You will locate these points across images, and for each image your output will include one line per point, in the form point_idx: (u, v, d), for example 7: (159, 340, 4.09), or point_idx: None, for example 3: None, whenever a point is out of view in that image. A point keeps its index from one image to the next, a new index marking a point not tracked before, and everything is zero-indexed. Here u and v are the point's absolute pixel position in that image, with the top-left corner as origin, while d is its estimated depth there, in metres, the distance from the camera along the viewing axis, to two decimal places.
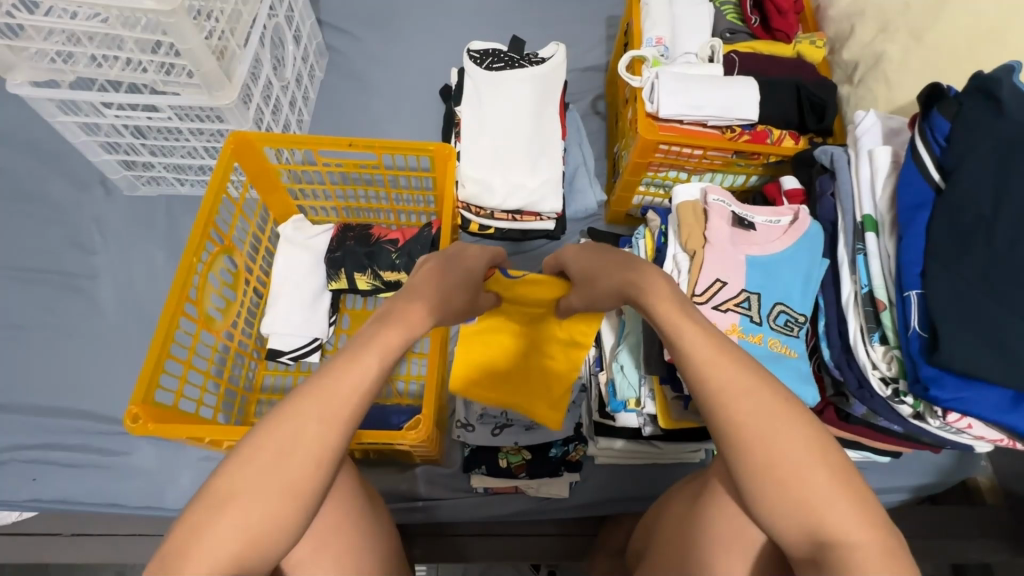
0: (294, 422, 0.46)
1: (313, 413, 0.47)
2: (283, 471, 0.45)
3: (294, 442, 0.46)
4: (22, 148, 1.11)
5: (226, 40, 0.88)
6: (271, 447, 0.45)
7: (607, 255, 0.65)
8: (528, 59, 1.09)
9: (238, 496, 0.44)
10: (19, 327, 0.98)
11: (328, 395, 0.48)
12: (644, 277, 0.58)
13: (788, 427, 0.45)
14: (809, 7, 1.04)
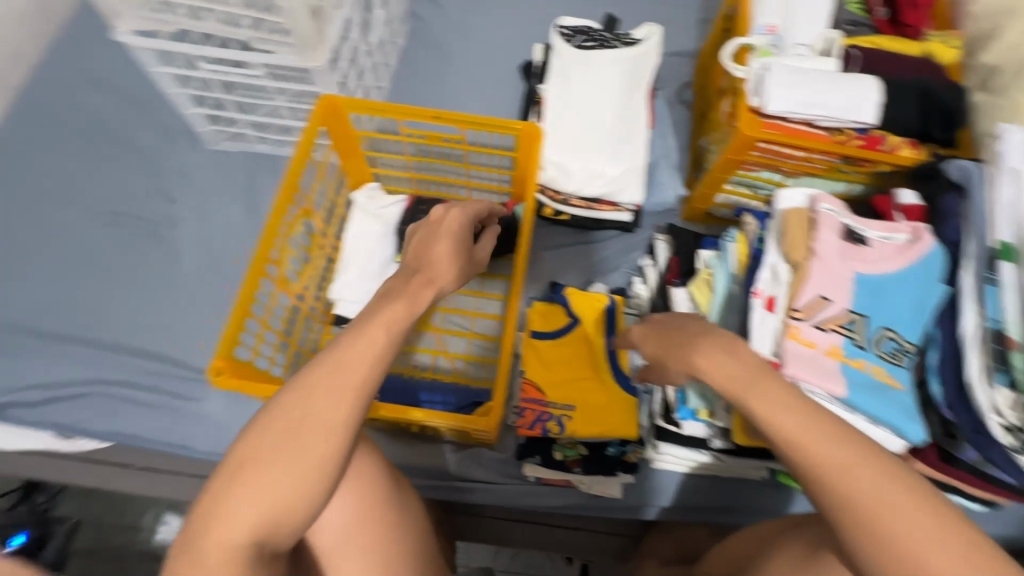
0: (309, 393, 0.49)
1: (326, 386, 0.49)
2: (298, 440, 0.48)
3: (310, 416, 0.48)
4: (117, 94, 1.15)
5: (323, 1, 0.87)
6: (288, 418, 0.48)
7: (671, 330, 0.59)
8: (621, 40, 1.04)
9: (263, 462, 0.47)
10: (105, 267, 1.02)
11: (338, 370, 0.50)
12: (705, 356, 0.53)
13: (865, 473, 0.42)
14: (943, 2, 0.94)
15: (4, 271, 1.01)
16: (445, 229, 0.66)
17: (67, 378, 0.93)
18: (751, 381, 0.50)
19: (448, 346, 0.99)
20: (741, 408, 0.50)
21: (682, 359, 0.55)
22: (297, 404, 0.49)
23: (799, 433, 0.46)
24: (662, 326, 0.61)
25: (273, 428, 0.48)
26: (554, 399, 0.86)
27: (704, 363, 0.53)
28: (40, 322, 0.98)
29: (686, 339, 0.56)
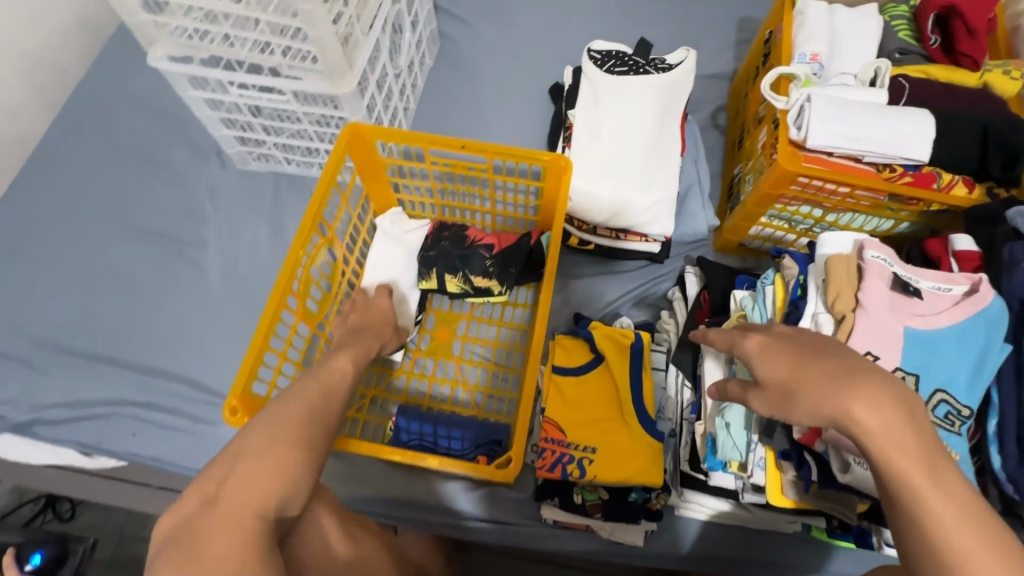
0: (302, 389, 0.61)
1: (314, 385, 0.62)
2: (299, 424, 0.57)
3: (309, 404, 0.59)
4: (153, 113, 1.17)
5: (352, 27, 0.86)
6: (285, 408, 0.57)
7: (821, 359, 0.51)
8: (655, 65, 1.01)
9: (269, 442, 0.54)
10: (134, 285, 1.03)
11: (323, 378, 0.64)
12: (863, 405, 0.47)
13: (989, 551, 0.42)
14: (1003, 28, 0.88)
15: (39, 287, 1.03)
16: (376, 307, 0.83)
17: (93, 396, 0.94)
18: (922, 460, 0.45)
19: (466, 377, 0.96)
20: (885, 463, 0.45)
21: (834, 401, 0.48)
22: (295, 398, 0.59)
23: (943, 512, 0.43)
24: (804, 350, 0.52)
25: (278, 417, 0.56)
26: (576, 440, 0.82)
27: (874, 427, 0.46)
28: (70, 339, 0.99)
29: (847, 378, 0.48)
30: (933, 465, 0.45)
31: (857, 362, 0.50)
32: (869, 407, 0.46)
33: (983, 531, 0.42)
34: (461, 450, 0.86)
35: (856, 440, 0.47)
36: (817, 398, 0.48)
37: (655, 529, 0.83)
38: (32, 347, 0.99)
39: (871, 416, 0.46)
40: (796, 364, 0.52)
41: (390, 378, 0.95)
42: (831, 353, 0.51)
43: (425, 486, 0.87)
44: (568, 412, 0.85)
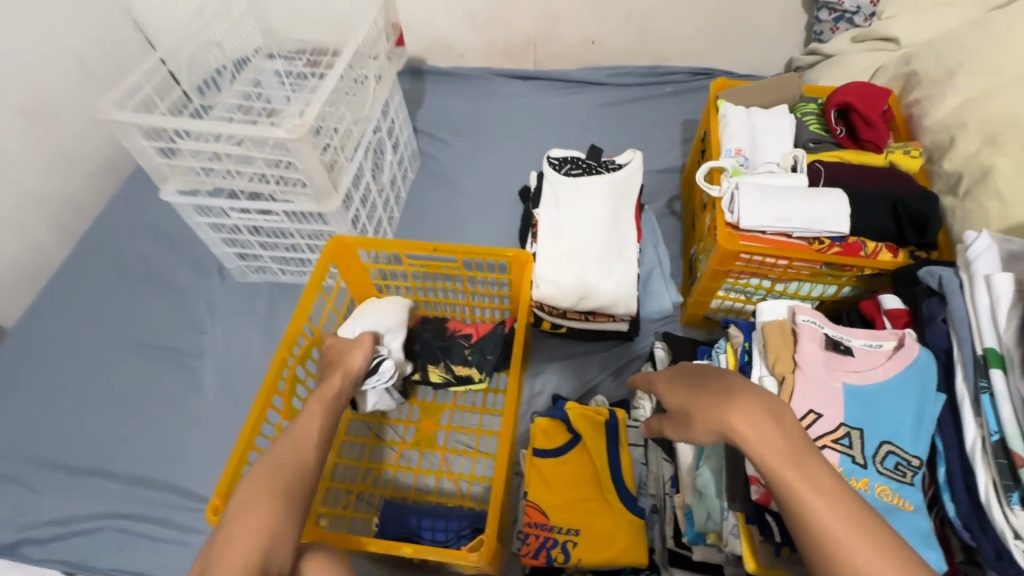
0: (300, 424, 0.64)
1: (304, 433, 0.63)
2: (301, 451, 0.60)
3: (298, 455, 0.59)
4: (164, 239, 1.30)
5: (337, 155, 1.00)
6: (287, 443, 0.61)
7: (710, 384, 0.53)
8: (605, 166, 1.14)
9: (277, 470, 0.57)
10: (131, 398, 1.08)
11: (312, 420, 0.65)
12: (740, 418, 0.46)
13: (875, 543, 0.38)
14: (900, 115, 1.02)
15: (38, 405, 1.08)
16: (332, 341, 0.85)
17: (81, 512, 0.95)
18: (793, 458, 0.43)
19: (450, 467, 0.98)
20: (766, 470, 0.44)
21: (716, 417, 0.48)
22: (294, 432, 0.63)
23: (828, 506, 0.41)
24: (704, 378, 0.55)
25: (280, 454, 0.59)
26: (558, 523, 0.83)
27: (750, 433, 0.45)
28: (65, 454, 1.02)
29: (724, 396, 0.49)
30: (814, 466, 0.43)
31: (736, 382, 0.51)
32: (748, 417, 0.46)
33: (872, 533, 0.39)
34: (445, 541, 0.86)
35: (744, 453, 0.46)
36: (705, 417, 0.49)
37: None
38: (25, 465, 1.01)
39: (754, 426, 0.45)
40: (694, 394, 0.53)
41: (377, 473, 0.97)
42: (719, 377, 0.53)
43: None
44: (549, 494, 0.86)
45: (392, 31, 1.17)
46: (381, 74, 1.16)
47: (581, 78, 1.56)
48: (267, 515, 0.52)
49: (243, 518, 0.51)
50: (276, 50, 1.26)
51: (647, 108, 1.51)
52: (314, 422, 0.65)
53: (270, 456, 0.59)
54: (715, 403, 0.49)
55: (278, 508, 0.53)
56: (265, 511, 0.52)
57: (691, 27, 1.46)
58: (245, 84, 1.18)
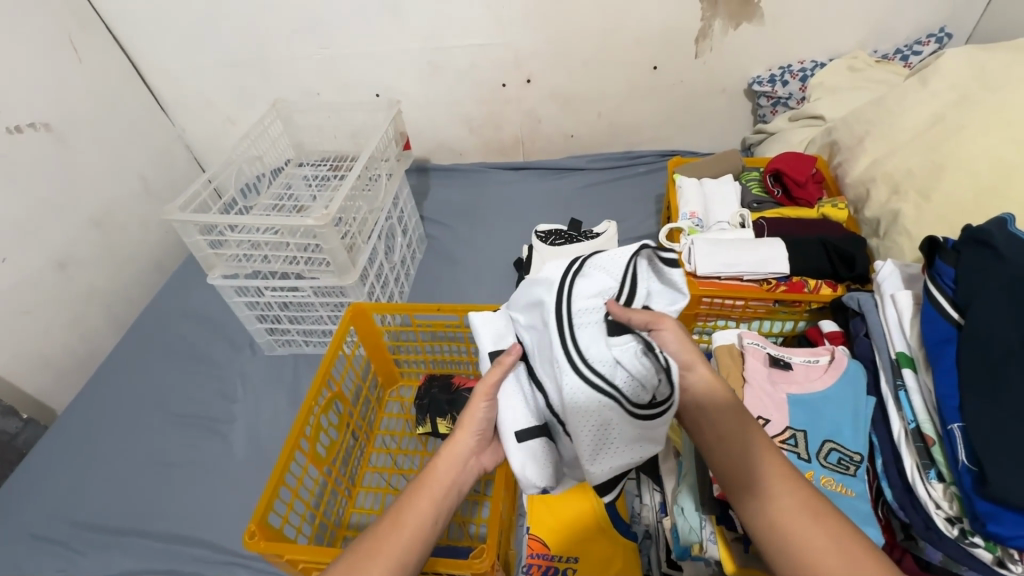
0: (422, 490, 0.62)
1: (426, 503, 0.61)
2: (420, 524, 0.59)
3: (405, 538, 0.58)
4: (204, 322, 1.48)
5: (355, 238, 1.19)
6: (405, 518, 0.59)
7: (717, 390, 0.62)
8: (584, 235, 1.32)
9: (392, 543, 0.57)
10: (170, 463, 1.19)
11: (430, 483, 0.63)
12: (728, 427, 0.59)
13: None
14: (830, 175, 1.20)
15: (86, 474, 1.19)
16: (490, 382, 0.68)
17: (121, 569, 1.04)
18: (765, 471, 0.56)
19: (461, 511, 1.03)
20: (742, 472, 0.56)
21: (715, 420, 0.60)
22: (418, 502, 0.61)
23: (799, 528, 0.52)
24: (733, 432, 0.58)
25: (400, 525, 0.59)
26: (559, 552, 0.89)
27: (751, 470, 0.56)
28: (109, 517, 1.12)
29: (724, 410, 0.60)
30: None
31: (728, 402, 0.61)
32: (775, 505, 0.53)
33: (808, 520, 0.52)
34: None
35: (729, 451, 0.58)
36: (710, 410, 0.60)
37: None
38: (72, 529, 1.11)
39: (781, 517, 0.52)
40: (735, 466, 0.56)
41: None
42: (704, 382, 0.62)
43: None
44: (553, 530, 0.90)
45: (400, 138, 1.42)
46: (392, 172, 1.40)
47: (564, 165, 1.80)
48: None
49: None
50: (304, 159, 1.53)
51: (622, 186, 1.73)
52: (434, 494, 0.62)
53: (382, 528, 0.59)
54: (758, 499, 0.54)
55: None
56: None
57: (653, 119, 1.72)
58: (278, 188, 1.42)
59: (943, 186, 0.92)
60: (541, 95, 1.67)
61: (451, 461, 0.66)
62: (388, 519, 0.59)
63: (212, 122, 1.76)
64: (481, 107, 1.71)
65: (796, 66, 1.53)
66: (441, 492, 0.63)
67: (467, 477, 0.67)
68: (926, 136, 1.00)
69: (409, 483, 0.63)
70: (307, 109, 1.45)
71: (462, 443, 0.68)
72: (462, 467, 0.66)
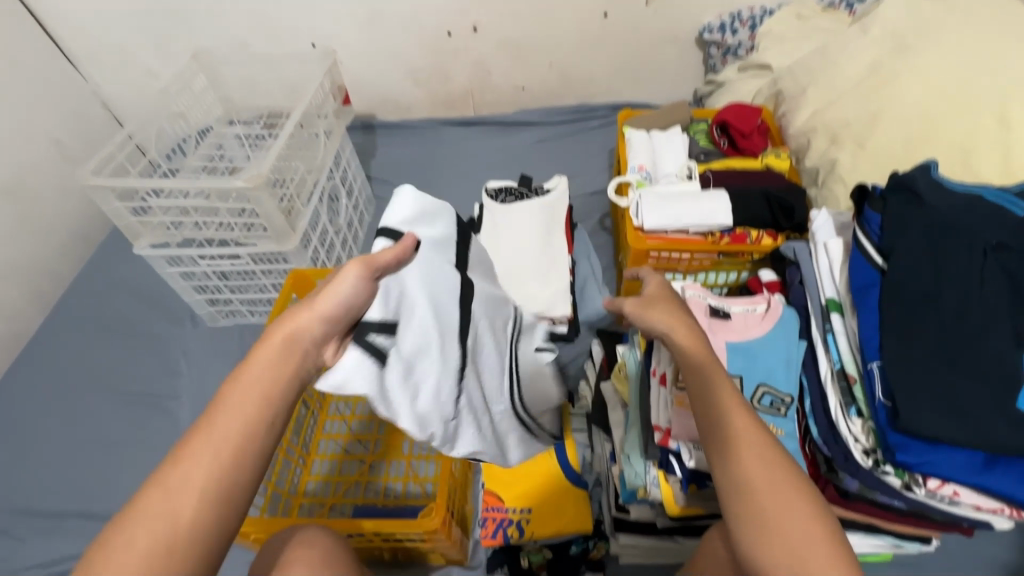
0: (234, 406, 0.48)
1: (249, 407, 0.48)
2: (233, 450, 0.47)
3: (221, 452, 0.46)
4: (138, 296, 1.39)
5: (293, 201, 1.13)
6: (215, 440, 0.46)
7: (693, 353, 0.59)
8: (535, 192, 1.30)
9: (200, 481, 0.45)
10: (112, 443, 1.15)
11: (251, 385, 0.49)
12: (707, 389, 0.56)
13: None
14: (774, 126, 1.20)
15: (20, 460, 1.13)
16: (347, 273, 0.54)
17: (67, 553, 1.01)
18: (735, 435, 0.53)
19: (414, 471, 1.06)
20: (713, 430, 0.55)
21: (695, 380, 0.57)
22: (225, 424, 0.47)
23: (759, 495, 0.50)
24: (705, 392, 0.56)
25: (207, 457, 0.46)
26: (513, 504, 0.90)
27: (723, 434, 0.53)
28: (51, 502, 1.08)
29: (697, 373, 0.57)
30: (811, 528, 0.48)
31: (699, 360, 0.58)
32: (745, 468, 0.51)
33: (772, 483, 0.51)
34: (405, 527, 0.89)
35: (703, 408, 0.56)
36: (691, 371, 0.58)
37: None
38: (10, 518, 1.06)
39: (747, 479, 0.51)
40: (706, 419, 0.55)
41: (347, 485, 1.05)
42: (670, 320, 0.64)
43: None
44: (506, 483, 0.92)
45: (339, 92, 1.34)
46: (331, 130, 1.32)
47: (516, 119, 1.75)
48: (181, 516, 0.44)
49: (135, 541, 0.43)
50: (236, 117, 1.42)
51: (575, 140, 1.70)
52: (257, 395, 0.49)
53: (192, 444, 0.46)
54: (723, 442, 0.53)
55: (199, 513, 0.44)
56: (177, 528, 0.43)
57: (604, 69, 1.68)
58: (208, 148, 1.33)
59: (877, 134, 0.94)
60: (490, 45, 1.60)
61: (274, 362, 0.51)
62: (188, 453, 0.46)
63: (130, 75, 1.60)
64: (426, 57, 1.62)
65: (745, 13, 1.50)
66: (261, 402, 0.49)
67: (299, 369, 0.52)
68: (864, 85, 1.01)
69: (215, 396, 0.49)
70: (233, 60, 1.33)
71: (298, 331, 0.52)
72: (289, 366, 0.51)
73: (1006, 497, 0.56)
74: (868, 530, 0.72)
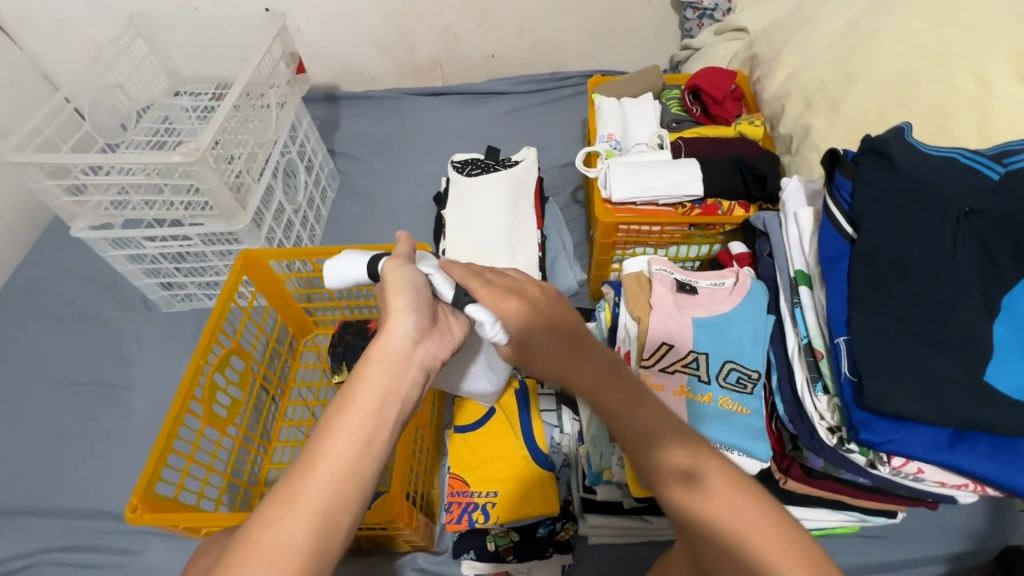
0: (342, 425, 0.46)
1: (360, 421, 0.47)
2: (350, 465, 0.46)
3: (336, 469, 0.45)
4: (87, 280, 1.32)
5: (243, 177, 1.06)
6: (324, 453, 0.46)
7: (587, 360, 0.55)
8: (503, 164, 1.25)
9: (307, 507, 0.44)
10: (62, 436, 1.10)
11: (353, 396, 0.48)
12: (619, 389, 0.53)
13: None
14: (749, 91, 1.15)
15: None
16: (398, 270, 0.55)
17: (16, 552, 0.96)
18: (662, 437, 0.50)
19: None
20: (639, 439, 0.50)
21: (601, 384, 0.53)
22: (334, 441, 0.46)
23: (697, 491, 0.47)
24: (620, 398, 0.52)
25: (313, 474, 0.45)
26: (478, 488, 0.87)
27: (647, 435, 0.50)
28: None
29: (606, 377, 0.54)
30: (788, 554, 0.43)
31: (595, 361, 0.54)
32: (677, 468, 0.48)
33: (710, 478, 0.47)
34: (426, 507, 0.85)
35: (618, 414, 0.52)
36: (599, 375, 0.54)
37: (572, 563, 0.88)
38: None
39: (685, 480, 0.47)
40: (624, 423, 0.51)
41: None
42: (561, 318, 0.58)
43: (382, 565, 0.90)
44: (471, 467, 0.89)
45: (292, 59, 1.25)
46: (285, 100, 1.24)
47: (486, 89, 1.67)
48: (297, 537, 0.43)
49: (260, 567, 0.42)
50: (182, 88, 1.32)
51: (547, 109, 1.63)
52: (363, 405, 0.47)
53: (303, 460, 0.46)
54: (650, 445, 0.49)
55: (317, 532, 0.44)
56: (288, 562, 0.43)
57: (577, 34, 1.60)
58: (153, 122, 1.25)
59: (852, 97, 0.89)
60: (455, 8, 1.50)
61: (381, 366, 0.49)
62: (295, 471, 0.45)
63: (68, 42, 1.49)
64: (388, 23, 1.53)
65: None
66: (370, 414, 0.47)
67: (407, 376, 0.50)
68: (840, 44, 0.96)
69: (328, 409, 0.48)
70: (173, 25, 1.22)
71: (395, 333, 0.51)
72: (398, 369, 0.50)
73: (973, 474, 0.54)
74: (835, 505, 0.71)
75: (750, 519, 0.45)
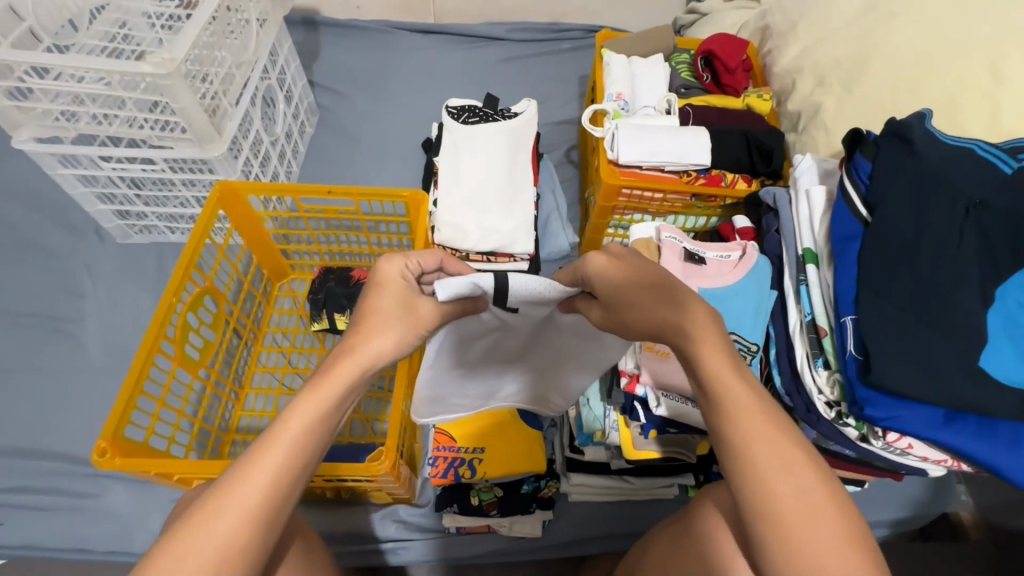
0: (300, 421, 0.46)
1: (313, 422, 0.47)
2: (298, 462, 0.45)
3: (287, 462, 0.45)
4: (26, 201, 1.18)
5: (219, 100, 0.95)
6: (276, 446, 0.45)
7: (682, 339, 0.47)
8: (502, 114, 1.18)
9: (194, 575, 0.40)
10: (3, 370, 1.00)
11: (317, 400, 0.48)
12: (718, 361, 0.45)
13: None
14: (758, 64, 1.13)
15: None
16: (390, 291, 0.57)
17: None
18: (751, 427, 0.43)
19: (363, 409, 0.97)
20: (723, 418, 0.44)
21: (698, 361, 0.46)
22: (287, 437, 0.46)
23: (773, 480, 0.41)
24: (713, 381, 0.45)
25: (243, 492, 0.43)
26: (465, 443, 0.86)
27: (734, 417, 0.43)
28: None
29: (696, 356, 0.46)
30: (842, 544, 0.39)
31: (696, 345, 0.46)
32: (759, 457, 0.42)
33: (788, 466, 0.42)
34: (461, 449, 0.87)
35: (708, 395, 0.45)
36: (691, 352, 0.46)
37: (551, 518, 0.90)
38: None
39: (763, 468, 0.42)
40: (708, 400, 0.45)
41: None
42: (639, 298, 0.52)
43: (361, 517, 0.89)
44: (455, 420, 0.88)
45: None
46: (264, 17, 1.11)
47: (480, 32, 1.57)
48: (239, 532, 0.42)
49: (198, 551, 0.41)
50: None
51: (544, 61, 1.56)
52: (320, 411, 0.47)
53: (256, 453, 0.45)
54: (731, 429, 0.43)
55: (254, 527, 0.43)
56: (226, 549, 0.41)
57: None
58: (107, 25, 1.10)
59: (867, 79, 0.89)
60: None
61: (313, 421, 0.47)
62: (187, 520, 0.42)
63: None
64: None
65: None
66: (275, 479, 0.44)
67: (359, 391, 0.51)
68: (859, 22, 0.95)
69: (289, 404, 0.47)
70: None
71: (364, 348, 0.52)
72: (333, 411, 0.48)
73: (959, 452, 0.57)
74: None
75: (817, 502, 0.41)
